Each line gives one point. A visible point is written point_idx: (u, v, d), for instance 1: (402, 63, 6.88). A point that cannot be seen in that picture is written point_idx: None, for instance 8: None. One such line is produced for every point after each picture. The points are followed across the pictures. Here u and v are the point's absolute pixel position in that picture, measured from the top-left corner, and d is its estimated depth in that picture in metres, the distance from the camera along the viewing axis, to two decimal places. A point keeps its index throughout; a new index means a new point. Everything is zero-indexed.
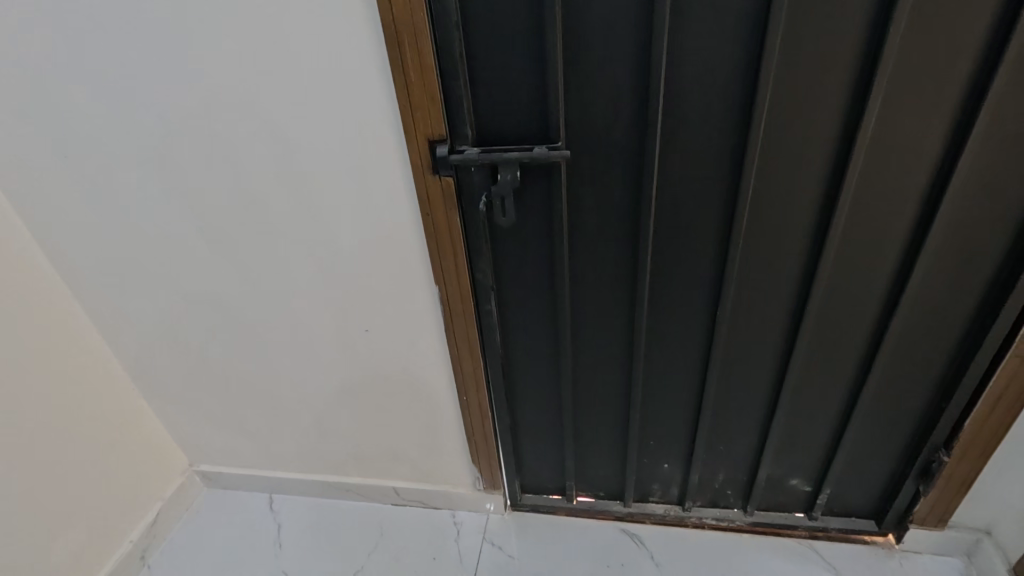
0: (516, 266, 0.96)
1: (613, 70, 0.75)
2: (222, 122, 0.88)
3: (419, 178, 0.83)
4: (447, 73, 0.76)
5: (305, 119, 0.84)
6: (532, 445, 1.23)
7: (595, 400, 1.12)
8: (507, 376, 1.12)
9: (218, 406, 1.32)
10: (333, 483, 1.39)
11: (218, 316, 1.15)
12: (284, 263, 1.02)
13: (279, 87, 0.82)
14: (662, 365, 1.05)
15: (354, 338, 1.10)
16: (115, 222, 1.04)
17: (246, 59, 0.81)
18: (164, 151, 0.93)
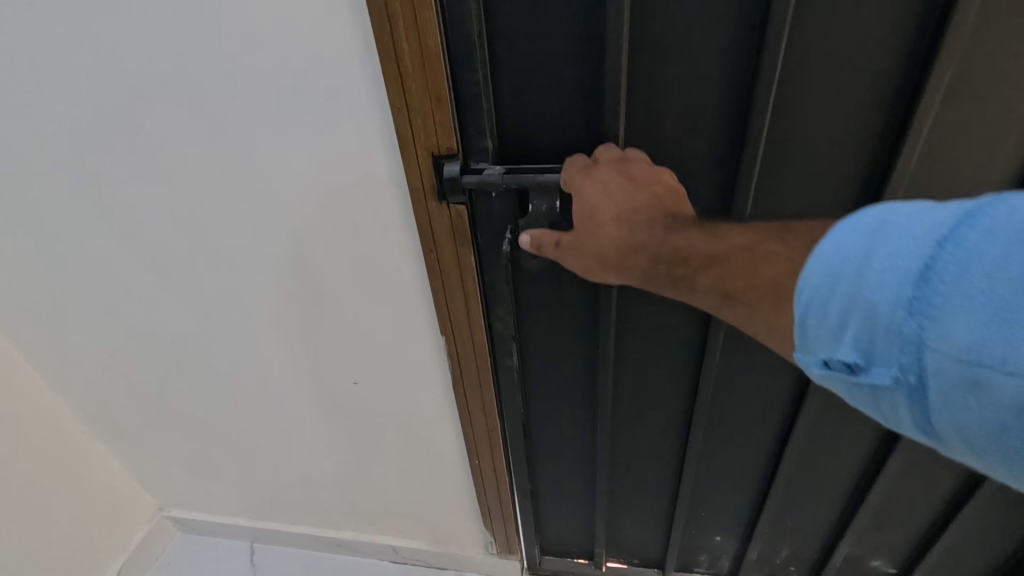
0: (545, 315, 0.74)
1: (701, 63, 0.54)
2: (150, 134, 0.64)
3: (418, 205, 0.61)
4: (461, 63, 0.53)
5: (260, 124, 0.60)
6: (554, 510, 1.04)
7: (636, 465, 0.92)
8: (529, 437, 0.91)
9: (186, 451, 1.12)
10: (322, 536, 1.20)
11: (173, 360, 0.94)
12: (249, 303, 0.81)
13: (220, 82, 0.58)
14: (727, 431, 0.84)
15: (343, 388, 0.89)
16: (25, 248, 0.80)
17: (168, 39, 0.56)
18: (68, 162, 0.68)
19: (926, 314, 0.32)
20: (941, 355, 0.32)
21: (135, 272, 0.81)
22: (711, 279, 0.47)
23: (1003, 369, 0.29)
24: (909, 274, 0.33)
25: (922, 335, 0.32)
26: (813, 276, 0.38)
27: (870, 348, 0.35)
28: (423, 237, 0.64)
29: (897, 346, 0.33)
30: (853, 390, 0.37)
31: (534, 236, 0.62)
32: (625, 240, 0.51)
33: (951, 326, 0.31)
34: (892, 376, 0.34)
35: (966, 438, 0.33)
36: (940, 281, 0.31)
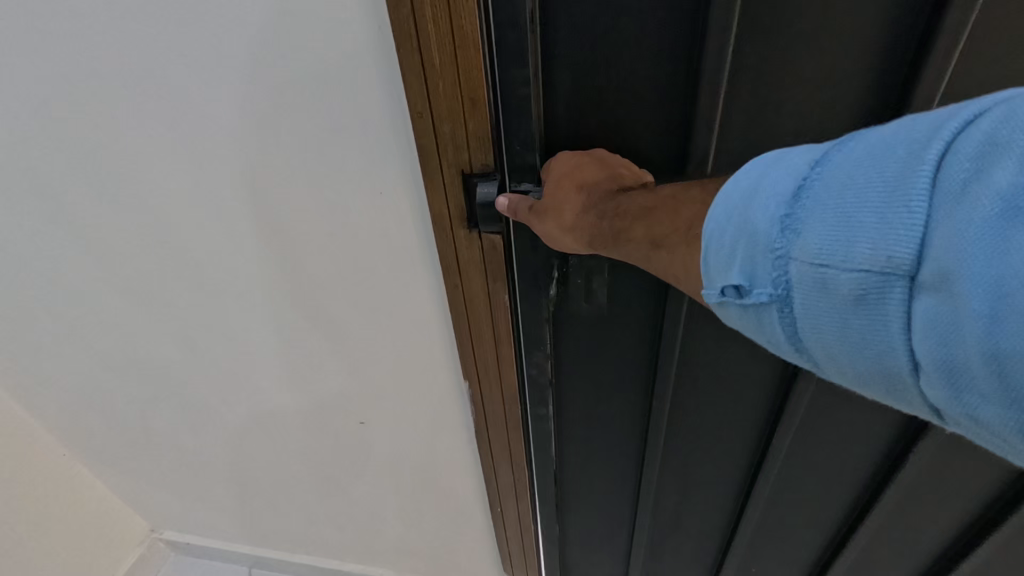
0: (596, 363, 0.63)
1: (827, 70, 0.41)
2: (111, 142, 0.51)
3: (444, 235, 0.49)
4: (507, 57, 0.40)
5: (254, 138, 0.48)
6: (582, 548, 0.96)
7: (682, 511, 0.85)
8: (562, 484, 0.82)
9: (178, 479, 1.02)
10: (326, 569, 1.11)
11: (155, 387, 0.83)
12: (240, 334, 0.69)
13: (203, 84, 0.45)
14: (792, 485, 0.75)
15: (350, 428, 0.78)
16: None
17: (134, 29, 0.43)
18: (19, 172, 0.56)
19: (792, 220, 0.28)
20: (802, 258, 0.27)
21: (105, 294, 0.69)
22: (640, 228, 0.39)
23: (852, 264, 0.25)
24: (784, 190, 0.28)
25: (785, 241, 0.28)
26: (716, 210, 0.32)
27: (748, 266, 0.30)
28: (449, 273, 0.52)
29: (768, 258, 0.29)
30: (737, 318, 0.32)
31: (588, 278, 0.54)
32: (586, 220, 0.43)
33: (807, 225, 0.27)
34: (766, 293, 0.29)
35: (830, 355, 0.28)
36: (808, 192, 0.27)
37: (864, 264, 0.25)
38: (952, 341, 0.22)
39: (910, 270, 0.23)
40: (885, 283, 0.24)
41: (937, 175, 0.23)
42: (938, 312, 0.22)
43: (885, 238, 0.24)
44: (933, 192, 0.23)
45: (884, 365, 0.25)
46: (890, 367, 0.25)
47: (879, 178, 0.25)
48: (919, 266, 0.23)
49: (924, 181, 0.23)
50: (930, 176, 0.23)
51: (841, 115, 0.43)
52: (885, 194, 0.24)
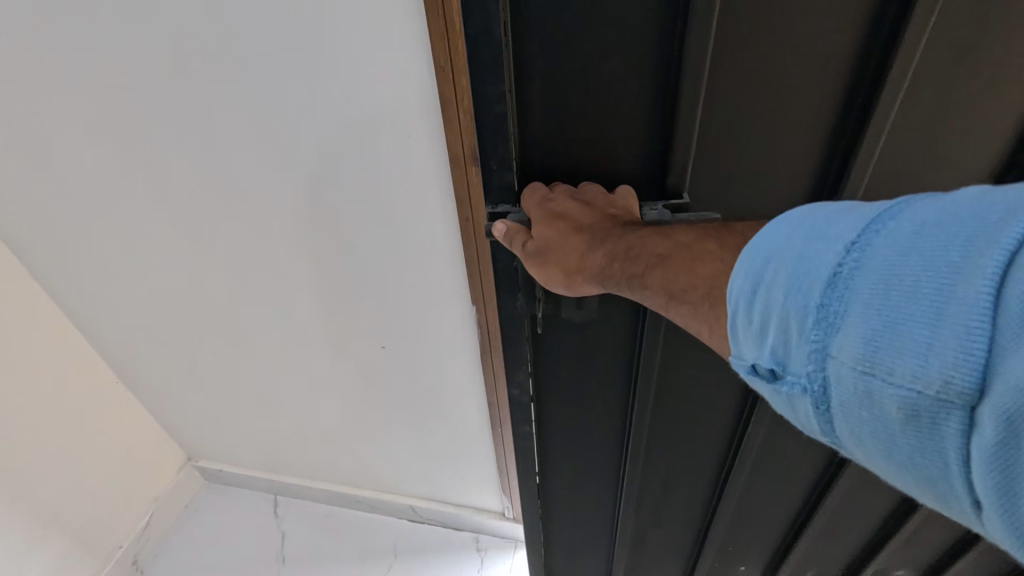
0: (585, 336, 0.74)
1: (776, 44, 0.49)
2: (191, 74, 0.61)
3: (458, 171, 0.60)
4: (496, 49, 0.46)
5: (306, 86, 0.59)
6: (565, 520, 1.06)
7: (651, 479, 0.98)
8: (548, 460, 0.93)
9: (217, 406, 1.15)
10: (344, 493, 1.23)
11: (203, 307, 0.93)
12: (282, 258, 0.80)
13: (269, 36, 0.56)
14: (744, 449, 0.91)
15: (372, 354, 0.90)
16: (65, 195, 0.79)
17: None
18: (112, 111, 0.67)
19: (831, 314, 0.27)
20: (842, 359, 0.27)
21: (167, 216, 0.79)
22: (653, 274, 0.44)
23: (897, 380, 0.24)
24: (818, 276, 0.28)
25: (822, 336, 0.27)
26: (739, 278, 0.33)
27: (781, 351, 0.30)
28: (461, 211, 0.64)
29: (803, 348, 0.28)
30: (764, 393, 0.33)
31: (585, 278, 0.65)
32: (593, 258, 0.50)
33: (845, 326, 0.26)
34: (803, 381, 0.29)
35: (872, 456, 0.27)
36: (847, 286, 0.27)
37: (915, 384, 0.24)
38: (1010, 489, 0.21)
39: (970, 399, 0.22)
40: (940, 410, 0.23)
41: (1000, 299, 0.22)
42: (993, 451, 0.21)
43: (937, 360, 0.23)
44: (997, 319, 0.21)
45: (933, 483, 0.25)
46: (942, 489, 0.24)
47: (929, 289, 0.24)
48: (977, 397, 0.22)
49: (985, 301, 0.22)
50: (991, 300, 0.22)
51: (793, 84, 0.51)
52: (937, 308, 0.23)
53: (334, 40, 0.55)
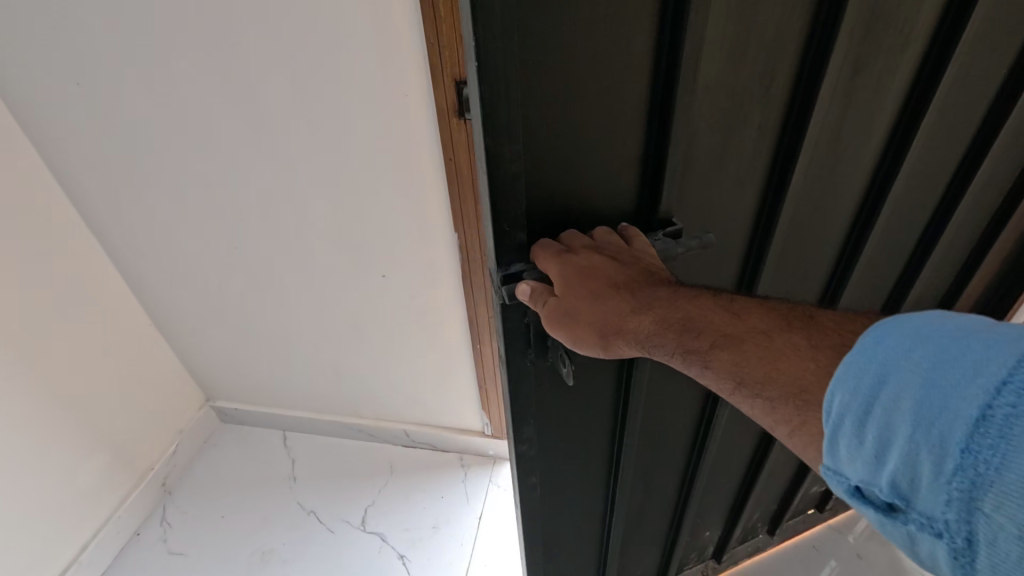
0: (585, 362, 0.67)
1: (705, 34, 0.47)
2: (244, 43, 0.82)
3: (444, 123, 0.82)
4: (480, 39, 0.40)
5: (331, 62, 0.81)
6: (558, 554, 0.93)
7: (635, 483, 0.91)
8: (541, 495, 0.78)
9: (234, 346, 1.34)
10: (345, 423, 1.43)
11: (232, 250, 1.13)
12: (303, 199, 1.00)
13: (305, 25, 0.78)
14: (716, 426, 0.91)
15: (373, 284, 1.10)
16: (129, 153, 1.01)
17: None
18: (179, 83, 0.89)
19: (985, 469, 0.25)
20: (1005, 524, 0.24)
21: (210, 166, 0.99)
22: (728, 359, 0.41)
23: None
24: (969, 424, 0.26)
25: (972, 488, 0.25)
26: (852, 398, 0.30)
27: (910, 488, 0.28)
28: (444, 146, 0.85)
29: (949, 499, 0.26)
30: (873, 520, 0.31)
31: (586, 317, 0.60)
32: (643, 322, 0.46)
33: (1002, 486, 0.24)
34: (950, 532, 0.27)
35: None
36: (1007, 443, 0.24)
37: None
38: None
39: None
40: None
41: None
42: None
43: None
44: None
45: None
46: None
47: None
48: None
49: None
50: None
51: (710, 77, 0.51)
52: None
53: (355, 26, 0.78)
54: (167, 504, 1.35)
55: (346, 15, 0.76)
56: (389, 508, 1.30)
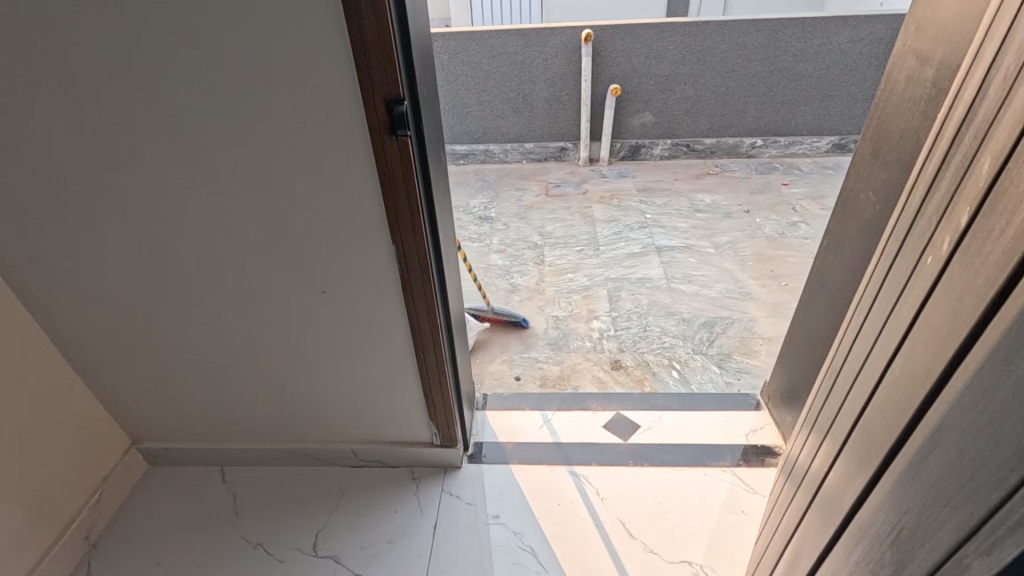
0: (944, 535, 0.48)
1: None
2: (173, 69, 0.83)
3: (377, 142, 0.87)
4: None
5: (266, 94, 0.85)
6: None
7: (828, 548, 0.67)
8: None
9: (164, 382, 1.28)
10: (289, 450, 1.39)
11: (161, 280, 1.10)
12: (239, 222, 1.00)
13: (237, 59, 0.82)
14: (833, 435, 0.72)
15: (314, 302, 1.12)
16: (45, 188, 0.97)
17: (200, 29, 0.79)
18: (105, 116, 0.89)
19: None
20: None
21: (137, 194, 0.98)
22: None
23: None
24: None
25: None
26: None
27: None
28: (380, 164, 0.90)
29: None
30: None
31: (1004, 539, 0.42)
32: None
33: None
34: None
35: None
36: None
37: None
38: None
39: None
40: None
41: None
42: None
43: None
44: None
45: None
46: None
47: None
48: None
49: None
50: None
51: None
52: None
53: (287, 60, 0.81)
54: (92, 559, 1.25)
55: (276, 41, 0.80)
56: (340, 531, 1.28)
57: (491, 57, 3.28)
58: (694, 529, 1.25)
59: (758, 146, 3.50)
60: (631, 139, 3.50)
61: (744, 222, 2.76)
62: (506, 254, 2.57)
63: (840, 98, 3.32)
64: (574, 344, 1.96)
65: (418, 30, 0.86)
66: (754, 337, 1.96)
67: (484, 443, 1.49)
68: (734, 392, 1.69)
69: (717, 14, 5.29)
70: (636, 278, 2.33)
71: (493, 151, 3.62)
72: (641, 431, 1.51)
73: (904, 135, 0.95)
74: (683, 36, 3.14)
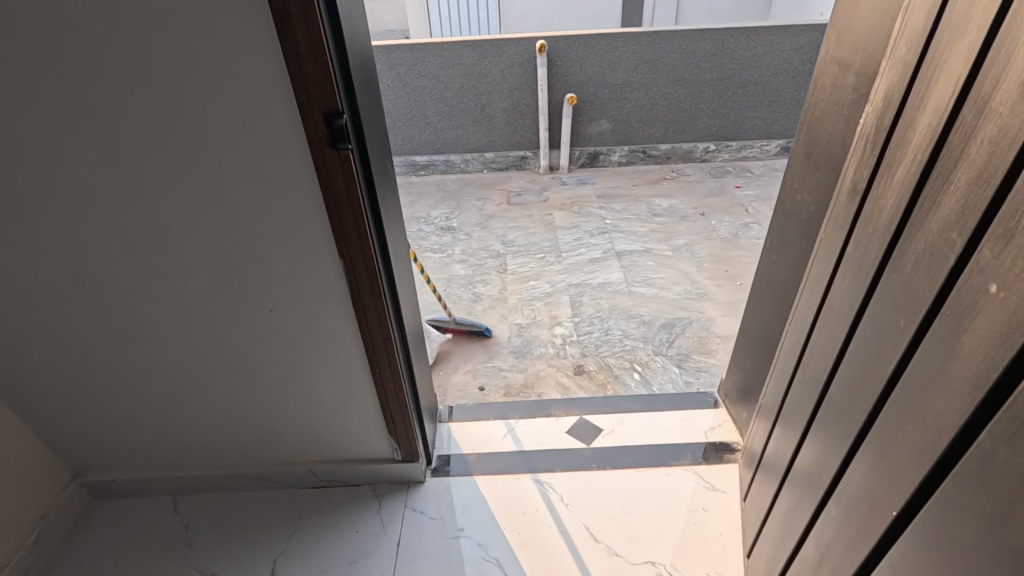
0: None
1: None
2: (97, 83, 0.80)
3: (318, 156, 0.86)
4: None
5: (201, 110, 0.83)
6: None
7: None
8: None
9: (106, 411, 1.22)
10: (244, 474, 1.35)
11: (98, 303, 1.05)
12: (180, 242, 0.97)
13: (168, 76, 0.79)
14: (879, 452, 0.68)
15: (262, 321, 1.09)
16: None
17: (127, 46, 0.76)
18: (28, 135, 0.84)
19: None
20: None
21: (66, 214, 0.93)
22: None
23: None
24: None
25: None
26: None
27: None
28: (322, 179, 0.88)
29: None
30: None
31: None
32: None
33: None
34: None
35: None
36: None
37: None
38: None
39: None
40: None
41: None
42: None
43: None
44: None
45: None
46: None
47: None
48: None
49: None
50: None
51: None
52: None
53: (220, 76, 0.79)
54: None
55: (208, 57, 0.78)
56: (300, 554, 1.25)
57: (447, 69, 3.29)
58: (657, 530, 1.26)
59: (712, 150, 3.61)
60: (589, 146, 3.56)
61: (700, 224, 2.83)
62: (468, 264, 2.57)
63: (785, 103, 3.47)
64: (538, 351, 1.97)
65: (355, 43, 0.86)
66: (711, 336, 2.02)
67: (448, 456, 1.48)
68: (693, 391, 1.73)
69: (668, 23, 5.47)
70: (598, 282, 2.36)
71: (454, 161, 3.62)
72: (604, 434, 1.52)
73: (832, 139, 1.00)
74: (635, 45, 3.23)
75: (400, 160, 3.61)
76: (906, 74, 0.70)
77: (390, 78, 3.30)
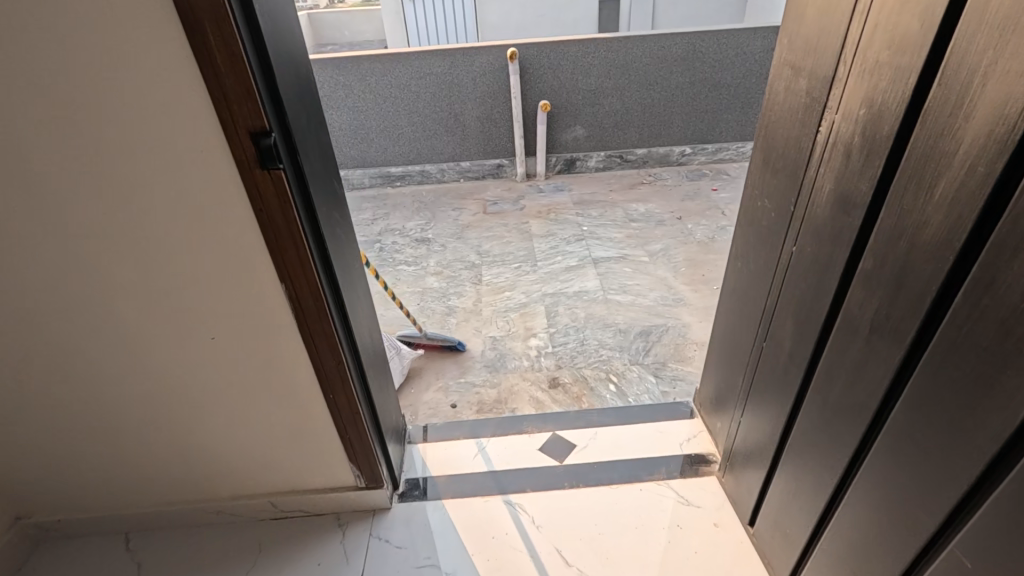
0: None
1: None
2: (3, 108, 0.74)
3: (247, 175, 0.81)
4: None
5: (119, 135, 0.78)
6: None
7: None
8: None
9: (46, 449, 1.16)
10: (201, 508, 1.28)
11: (25, 336, 0.99)
12: (109, 270, 0.91)
13: (81, 101, 0.74)
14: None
15: (201, 347, 1.03)
16: None
17: (33, 70, 0.72)
18: None
19: None
20: None
21: None
22: None
23: None
24: None
25: None
26: None
27: None
28: (257, 200, 0.84)
29: None
30: None
31: None
32: None
33: None
34: None
35: None
36: None
37: None
38: None
39: None
40: None
41: None
42: None
43: None
44: None
45: None
46: None
47: None
48: None
49: None
50: None
51: None
52: None
53: (137, 99, 0.75)
54: None
55: (121, 78, 0.73)
56: None
57: (419, 78, 3.25)
58: (630, 550, 1.22)
59: (688, 153, 3.62)
60: (565, 153, 3.55)
61: (677, 228, 2.82)
62: (442, 277, 2.52)
63: (757, 105, 3.49)
64: (511, 365, 1.93)
65: (286, 56, 0.82)
66: (687, 342, 1.99)
67: (416, 479, 1.42)
68: (670, 401, 1.70)
69: (643, 27, 5.50)
70: (574, 291, 2.32)
71: (429, 172, 3.58)
72: (577, 450, 1.48)
73: (788, 145, 0.97)
74: (607, 51, 3.22)
75: (374, 171, 3.56)
76: (912, 81, 0.67)
77: (361, 88, 3.25)
